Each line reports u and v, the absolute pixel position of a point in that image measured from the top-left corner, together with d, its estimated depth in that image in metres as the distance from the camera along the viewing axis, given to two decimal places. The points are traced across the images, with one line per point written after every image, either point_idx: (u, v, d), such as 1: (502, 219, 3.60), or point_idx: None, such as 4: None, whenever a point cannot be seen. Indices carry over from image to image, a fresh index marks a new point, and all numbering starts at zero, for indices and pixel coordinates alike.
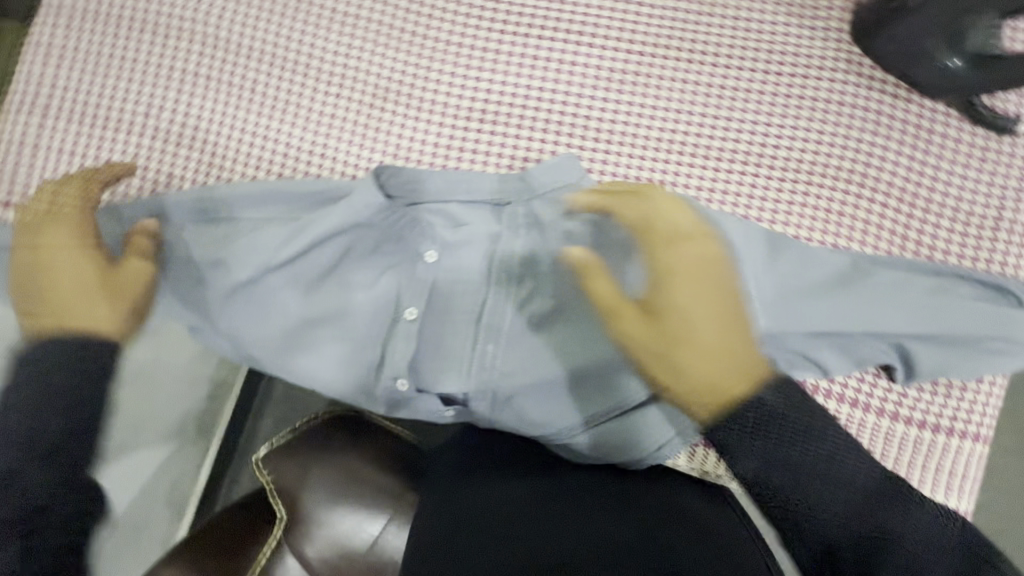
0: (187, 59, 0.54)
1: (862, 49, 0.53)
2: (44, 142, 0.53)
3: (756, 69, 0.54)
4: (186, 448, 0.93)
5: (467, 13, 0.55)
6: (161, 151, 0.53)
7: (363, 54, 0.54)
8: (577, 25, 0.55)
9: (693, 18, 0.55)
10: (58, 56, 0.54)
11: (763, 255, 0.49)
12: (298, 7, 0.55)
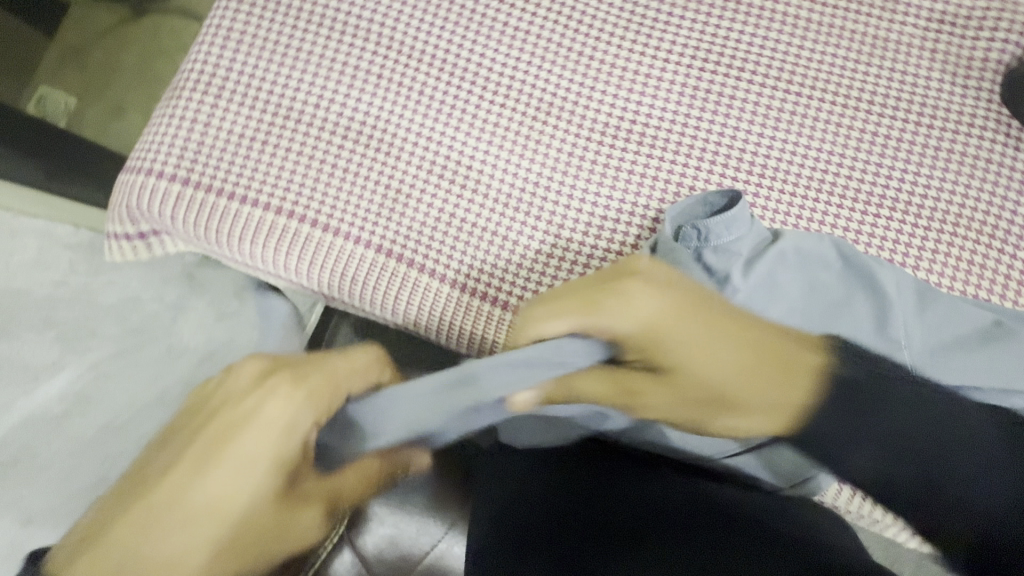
0: (359, 58, 0.56)
1: (1010, 112, 0.55)
2: (215, 123, 0.54)
3: (910, 120, 0.55)
4: None
5: (632, 40, 0.57)
6: (326, 142, 0.54)
7: (529, 68, 0.56)
8: (737, 60, 0.56)
9: (851, 64, 0.56)
10: (238, 44, 0.56)
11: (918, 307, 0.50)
12: (469, 18, 0.57)
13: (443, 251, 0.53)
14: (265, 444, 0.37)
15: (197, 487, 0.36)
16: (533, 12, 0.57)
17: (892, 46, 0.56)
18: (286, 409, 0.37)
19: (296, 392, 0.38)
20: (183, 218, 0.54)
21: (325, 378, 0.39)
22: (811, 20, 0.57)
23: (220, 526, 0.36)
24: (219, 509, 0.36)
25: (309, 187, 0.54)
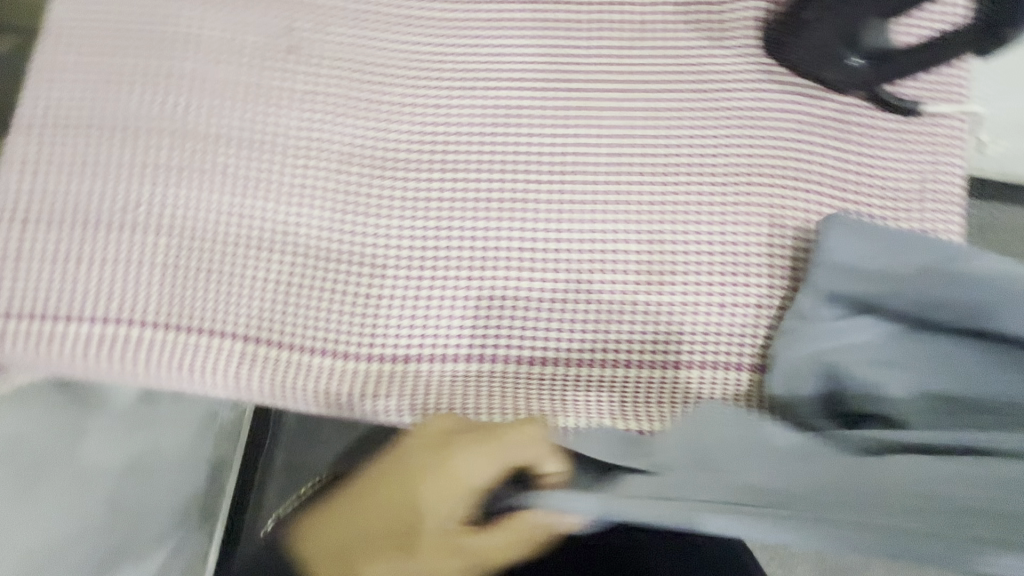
0: (159, 156, 0.57)
1: (773, 61, 0.58)
2: (30, 251, 0.56)
3: (687, 90, 0.59)
4: (195, 534, 1.01)
5: (417, 78, 0.60)
6: (143, 244, 0.56)
7: (325, 127, 0.58)
8: (517, 72, 0.59)
9: (621, 52, 0.59)
10: (39, 172, 0.57)
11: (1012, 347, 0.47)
12: (257, 92, 0.58)
13: (279, 320, 0.56)
14: (440, 503, 0.44)
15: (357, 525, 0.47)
16: (318, 72, 0.59)
17: (655, 26, 0.60)
18: (479, 472, 0.45)
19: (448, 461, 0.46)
20: (16, 349, 0.55)
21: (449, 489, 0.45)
22: (577, 20, 0.60)
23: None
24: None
25: (134, 290, 0.55)
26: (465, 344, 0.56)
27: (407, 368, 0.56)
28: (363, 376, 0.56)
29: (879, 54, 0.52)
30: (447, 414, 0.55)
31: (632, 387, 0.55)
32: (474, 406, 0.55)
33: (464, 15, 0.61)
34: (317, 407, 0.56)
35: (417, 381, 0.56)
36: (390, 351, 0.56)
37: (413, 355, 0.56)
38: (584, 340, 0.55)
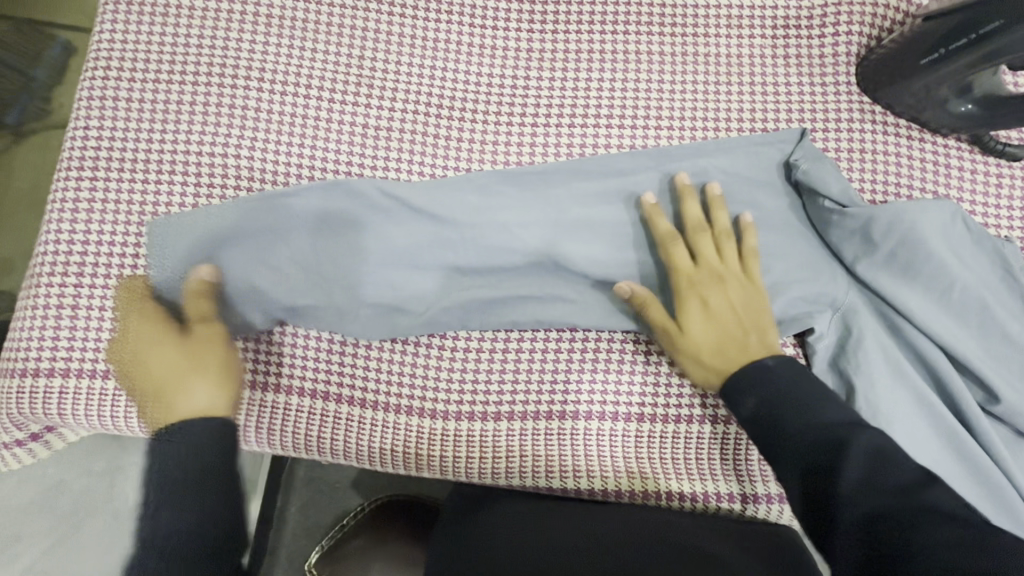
0: (223, 197, 0.53)
1: (871, 99, 0.56)
2: (84, 301, 0.52)
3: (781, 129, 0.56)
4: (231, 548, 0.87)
5: (497, 113, 0.56)
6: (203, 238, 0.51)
7: (401, 164, 0.55)
8: (603, 107, 0.56)
9: (712, 88, 0.56)
10: (98, 214, 0.53)
11: (903, 269, 0.50)
12: (328, 127, 0.55)
13: (362, 375, 0.54)
14: (737, 309, 0.49)
15: (725, 303, 0.49)
16: (391, 105, 0.56)
17: (746, 61, 0.57)
18: (704, 334, 0.49)
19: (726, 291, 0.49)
20: (75, 410, 0.52)
21: (734, 327, 0.48)
22: (666, 54, 0.57)
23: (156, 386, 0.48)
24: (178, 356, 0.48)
25: (180, 222, 0.51)
26: (545, 401, 0.54)
27: (497, 426, 0.54)
28: (447, 436, 0.54)
29: (993, 98, 0.50)
30: (543, 477, 0.54)
31: (722, 442, 0.54)
32: (572, 466, 0.54)
33: (547, 44, 0.57)
34: (408, 466, 0.55)
35: (494, 440, 0.54)
36: (466, 407, 0.54)
37: (492, 412, 0.54)
38: (669, 398, 0.54)
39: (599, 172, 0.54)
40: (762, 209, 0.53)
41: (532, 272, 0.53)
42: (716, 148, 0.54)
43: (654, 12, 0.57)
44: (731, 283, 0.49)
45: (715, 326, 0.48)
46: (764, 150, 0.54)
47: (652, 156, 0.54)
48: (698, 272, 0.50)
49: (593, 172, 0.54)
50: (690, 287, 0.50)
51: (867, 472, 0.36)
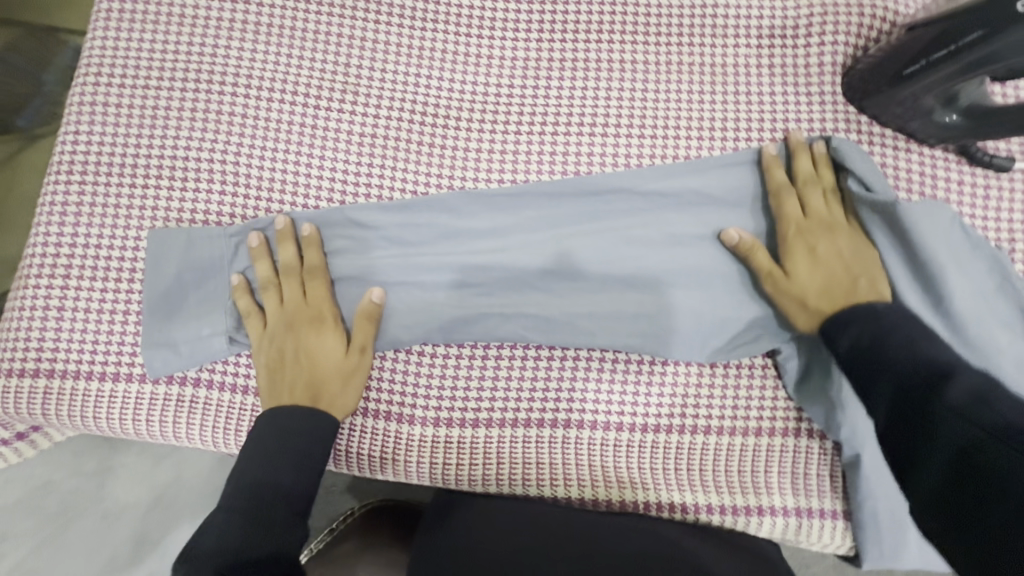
0: (208, 201, 0.54)
1: (857, 109, 0.55)
2: (69, 303, 0.52)
3: (765, 138, 0.56)
4: None
5: (481, 120, 0.56)
6: (185, 259, 0.52)
7: (384, 171, 0.55)
8: (587, 115, 0.57)
9: (696, 97, 0.57)
10: (86, 217, 0.53)
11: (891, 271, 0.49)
12: (313, 134, 0.55)
13: None
14: (857, 254, 0.48)
15: (844, 247, 0.49)
16: (377, 112, 0.56)
17: (731, 69, 0.57)
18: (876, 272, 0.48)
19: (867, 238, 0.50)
20: (58, 411, 0.52)
21: (852, 271, 0.47)
22: (651, 62, 0.57)
23: (281, 368, 0.51)
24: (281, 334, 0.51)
25: (162, 248, 0.52)
26: (523, 407, 0.54)
27: (474, 433, 0.54)
28: (424, 442, 0.54)
29: (977, 108, 0.50)
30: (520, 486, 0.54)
31: (702, 453, 0.53)
32: (549, 475, 0.54)
33: (533, 52, 0.57)
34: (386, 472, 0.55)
35: (471, 447, 0.54)
36: (445, 414, 0.54)
37: (469, 419, 0.54)
38: (648, 408, 0.54)
39: (574, 191, 0.54)
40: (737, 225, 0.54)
41: (512, 281, 0.53)
42: (692, 166, 0.54)
43: (640, 20, 0.57)
44: (845, 231, 0.50)
45: (827, 268, 0.48)
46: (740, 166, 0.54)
47: (628, 177, 0.54)
48: (809, 220, 0.50)
49: (569, 186, 0.54)
50: (800, 232, 0.50)
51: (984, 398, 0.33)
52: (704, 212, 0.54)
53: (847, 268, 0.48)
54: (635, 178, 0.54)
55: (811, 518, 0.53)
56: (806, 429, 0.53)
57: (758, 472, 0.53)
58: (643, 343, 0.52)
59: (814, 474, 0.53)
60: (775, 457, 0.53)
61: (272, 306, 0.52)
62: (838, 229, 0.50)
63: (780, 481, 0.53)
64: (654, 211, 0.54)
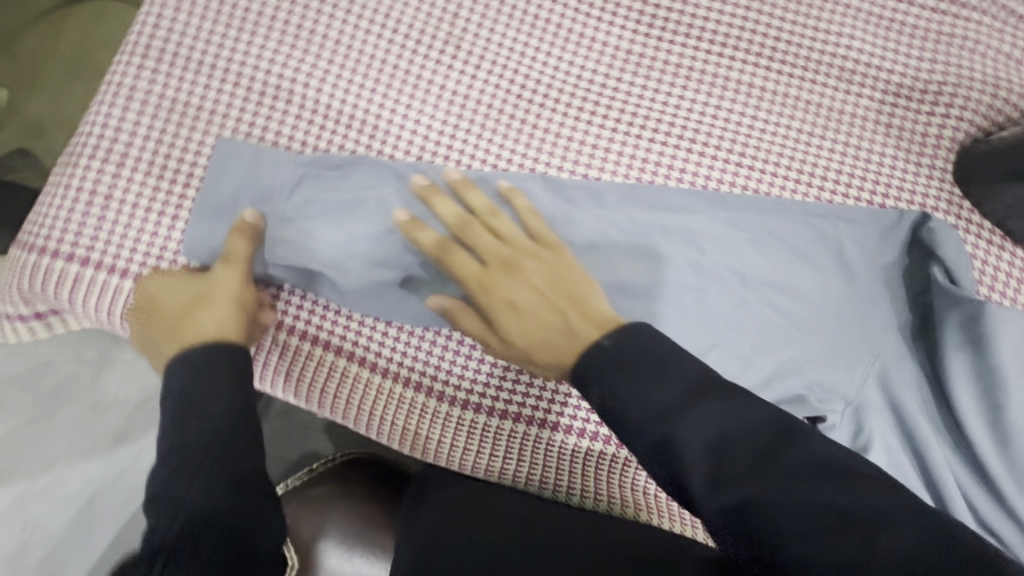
0: (281, 122, 0.51)
1: (963, 192, 0.53)
2: (117, 194, 0.50)
3: (863, 199, 0.53)
4: None
5: (580, 107, 0.53)
6: (246, 176, 0.50)
7: (469, 135, 0.52)
8: (689, 129, 0.54)
9: (804, 139, 0.54)
10: (152, 108, 0.50)
11: (957, 362, 0.49)
12: (406, 78, 0.52)
13: (379, 340, 0.52)
14: (523, 292, 0.45)
15: (518, 291, 0.46)
16: (475, 72, 0.53)
17: (846, 118, 0.54)
18: (538, 331, 0.45)
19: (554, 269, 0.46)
20: (84, 301, 0.50)
21: (540, 326, 0.45)
22: (767, 91, 0.54)
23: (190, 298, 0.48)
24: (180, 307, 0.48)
25: (225, 161, 0.50)
26: (553, 408, 0.53)
27: (500, 425, 0.53)
28: (448, 422, 0.53)
29: None
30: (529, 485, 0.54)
31: None
32: (562, 483, 0.54)
33: (650, 50, 0.54)
34: (400, 442, 0.55)
35: (494, 438, 0.53)
36: (476, 400, 0.53)
37: (502, 411, 0.53)
38: None
39: (655, 203, 0.52)
40: (807, 280, 0.52)
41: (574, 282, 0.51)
42: (776, 207, 0.53)
43: (766, 45, 0.54)
44: (531, 269, 0.46)
45: (539, 322, 0.45)
46: (829, 224, 0.52)
47: (712, 199, 0.52)
48: (486, 271, 0.46)
49: (654, 197, 0.52)
50: (485, 290, 0.46)
51: (730, 444, 0.36)
52: (777, 259, 0.52)
53: (511, 308, 0.45)
54: (720, 208, 0.52)
55: None
56: None
57: None
58: None
59: None
60: None
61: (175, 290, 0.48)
62: (512, 265, 0.46)
63: None
64: (733, 245, 0.52)
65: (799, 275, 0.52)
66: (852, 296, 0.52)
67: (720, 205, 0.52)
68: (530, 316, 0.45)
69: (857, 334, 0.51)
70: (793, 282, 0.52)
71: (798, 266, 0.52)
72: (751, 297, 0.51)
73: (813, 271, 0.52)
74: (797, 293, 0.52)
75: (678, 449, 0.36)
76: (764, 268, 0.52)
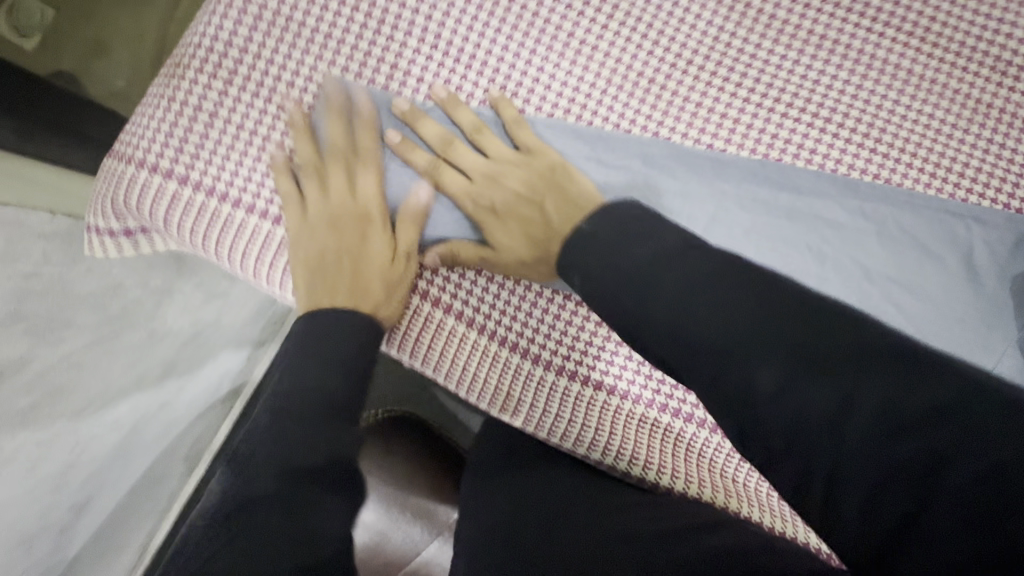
0: (398, 54, 0.48)
1: None
2: (221, 111, 0.47)
3: (1000, 202, 0.50)
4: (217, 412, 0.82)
5: (712, 71, 0.50)
6: (357, 118, 0.47)
7: (594, 89, 0.49)
8: (825, 107, 0.50)
9: (946, 130, 0.50)
10: (265, 25, 0.47)
11: None
12: (533, 21, 0.49)
13: (474, 292, 0.51)
14: (505, 198, 0.47)
15: (497, 194, 0.47)
16: (606, 21, 0.49)
17: (993, 113, 0.50)
18: (512, 235, 0.47)
19: (509, 170, 0.47)
20: (178, 222, 0.48)
21: (521, 231, 0.47)
22: (913, 74, 0.50)
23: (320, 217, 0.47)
24: (312, 204, 0.47)
25: (342, 97, 0.47)
26: (633, 377, 0.52)
27: (583, 391, 0.52)
28: (530, 381, 0.53)
29: None
30: (598, 451, 0.54)
31: None
32: (638, 455, 0.53)
33: (793, 16, 0.50)
34: (479, 398, 0.54)
35: (573, 404, 0.53)
36: (562, 363, 0.52)
37: (581, 375, 0.52)
38: None
39: (779, 182, 0.49)
40: (926, 281, 0.49)
41: None
42: (908, 200, 0.50)
43: (919, 26, 0.51)
44: (509, 174, 0.47)
45: (519, 228, 0.47)
46: (961, 227, 0.50)
47: (841, 185, 0.49)
48: (473, 184, 0.47)
49: (782, 179, 0.49)
50: (472, 200, 0.47)
51: (785, 393, 0.31)
52: (901, 254, 0.49)
53: (520, 218, 0.47)
54: (850, 197, 0.49)
55: None
56: None
57: None
58: None
59: None
60: None
61: (336, 182, 0.47)
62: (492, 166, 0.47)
63: None
64: (857, 237, 0.49)
65: (921, 276, 0.49)
66: (974, 303, 0.49)
67: (850, 194, 0.49)
68: (498, 218, 0.47)
69: (974, 343, 0.49)
70: (914, 282, 0.49)
71: (921, 266, 0.49)
72: (869, 291, 0.49)
73: (936, 273, 0.49)
74: (916, 293, 0.49)
75: (695, 361, 0.33)
76: (886, 264, 0.49)
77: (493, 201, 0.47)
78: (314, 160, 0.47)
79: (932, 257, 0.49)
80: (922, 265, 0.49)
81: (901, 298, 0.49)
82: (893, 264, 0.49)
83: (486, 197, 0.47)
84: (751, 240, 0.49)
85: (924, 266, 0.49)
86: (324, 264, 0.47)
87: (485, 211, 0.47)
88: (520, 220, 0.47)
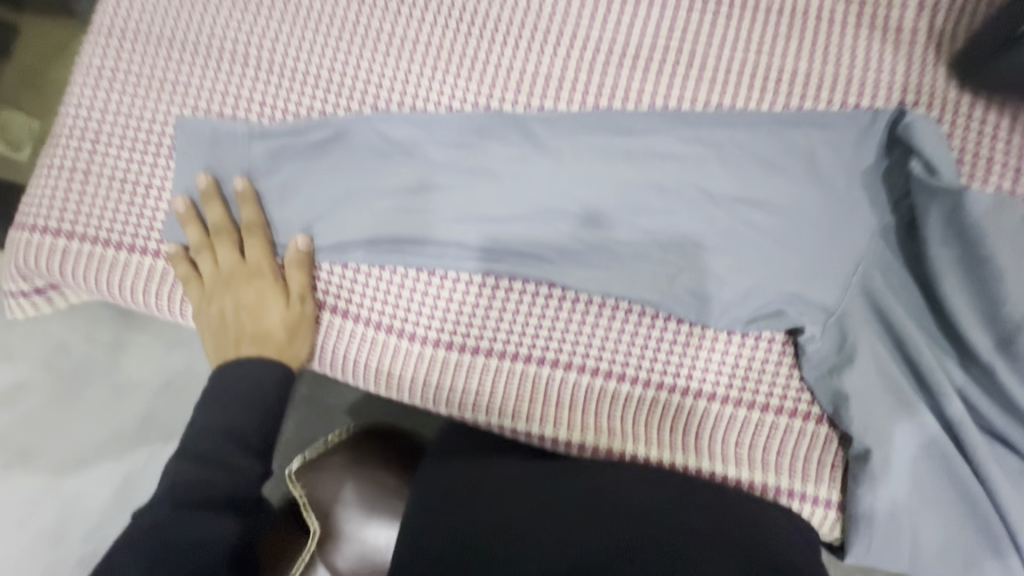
0: (239, 86, 0.53)
1: (946, 82, 0.50)
2: (96, 169, 0.53)
3: (834, 101, 0.51)
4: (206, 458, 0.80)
5: (529, 39, 0.53)
6: (227, 181, 0.52)
7: (421, 79, 0.53)
8: (643, 49, 0.52)
9: (766, 45, 0.52)
10: (120, 86, 0.53)
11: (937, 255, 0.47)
12: (355, 30, 0.53)
13: (343, 286, 0.53)
14: (252, 277, 0.51)
15: (256, 265, 0.51)
16: (421, 16, 0.53)
17: (809, 19, 0.52)
18: (276, 310, 0.51)
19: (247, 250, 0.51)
20: (72, 272, 0.53)
21: (260, 302, 0.51)
22: (723, 1, 0.52)
23: (217, 287, 0.51)
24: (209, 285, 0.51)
25: (190, 137, 0.52)
26: (521, 340, 0.52)
27: (472, 360, 0.53)
28: (423, 362, 0.53)
29: None
30: (499, 417, 0.54)
31: (704, 419, 0.51)
32: (542, 414, 0.53)
33: None
34: (376, 386, 0.55)
35: (466, 374, 0.53)
36: (445, 337, 0.53)
37: (470, 345, 0.53)
38: (655, 361, 0.51)
39: (610, 128, 0.51)
40: (770, 192, 0.50)
41: (524, 217, 0.51)
42: (738, 119, 0.51)
43: None
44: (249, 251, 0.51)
45: (260, 299, 0.51)
46: (794, 132, 0.50)
47: (670, 118, 0.51)
48: (241, 266, 0.51)
49: (609, 125, 0.51)
50: (232, 282, 0.51)
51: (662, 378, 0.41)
52: (741, 171, 0.50)
53: (262, 289, 0.51)
54: (678, 129, 0.51)
55: (804, 502, 0.50)
56: (812, 413, 0.50)
57: (754, 448, 0.51)
58: (655, 294, 0.50)
59: (816, 460, 0.50)
60: (776, 434, 0.50)
61: (225, 256, 0.51)
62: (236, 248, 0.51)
63: (778, 459, 0.50)
64: (694, 164, 0.50)
65: (766, 188, 0.50)
66: (824, 203, 0.50)
67: (677, 126, 0.51)
68: (245, 294, 0.51)
69: (832, 242, 0.49)
70: (759, 195, 0.50)
71: (764, 177, 0.50)
72: (713, 214, 0.50)
73: (779, 182, 0.50)
74: (764, 206, 0.50)
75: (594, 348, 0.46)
76: (728, 184, 0.50)
77: (239, 283, 0.51)
78: (202, 240, 0.52)
79: (773, 167, 0.50)
80: (765, 177, 0.50)
81: (748, 213, 0.50)
82: (735, 181, 0.50)
83: (229, 280, 0.51)
84: (592, 187, 0.50)
85: (767, 178, 0.50)
86: (227, 326, 0.51)
87: (239, 294, 0.51)
88: (252, 291, 0.51)
